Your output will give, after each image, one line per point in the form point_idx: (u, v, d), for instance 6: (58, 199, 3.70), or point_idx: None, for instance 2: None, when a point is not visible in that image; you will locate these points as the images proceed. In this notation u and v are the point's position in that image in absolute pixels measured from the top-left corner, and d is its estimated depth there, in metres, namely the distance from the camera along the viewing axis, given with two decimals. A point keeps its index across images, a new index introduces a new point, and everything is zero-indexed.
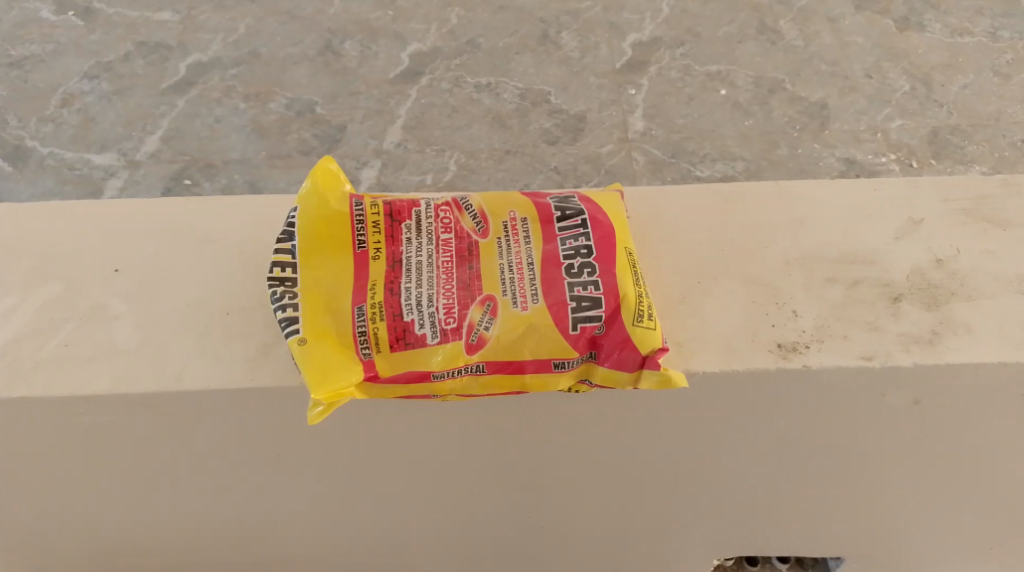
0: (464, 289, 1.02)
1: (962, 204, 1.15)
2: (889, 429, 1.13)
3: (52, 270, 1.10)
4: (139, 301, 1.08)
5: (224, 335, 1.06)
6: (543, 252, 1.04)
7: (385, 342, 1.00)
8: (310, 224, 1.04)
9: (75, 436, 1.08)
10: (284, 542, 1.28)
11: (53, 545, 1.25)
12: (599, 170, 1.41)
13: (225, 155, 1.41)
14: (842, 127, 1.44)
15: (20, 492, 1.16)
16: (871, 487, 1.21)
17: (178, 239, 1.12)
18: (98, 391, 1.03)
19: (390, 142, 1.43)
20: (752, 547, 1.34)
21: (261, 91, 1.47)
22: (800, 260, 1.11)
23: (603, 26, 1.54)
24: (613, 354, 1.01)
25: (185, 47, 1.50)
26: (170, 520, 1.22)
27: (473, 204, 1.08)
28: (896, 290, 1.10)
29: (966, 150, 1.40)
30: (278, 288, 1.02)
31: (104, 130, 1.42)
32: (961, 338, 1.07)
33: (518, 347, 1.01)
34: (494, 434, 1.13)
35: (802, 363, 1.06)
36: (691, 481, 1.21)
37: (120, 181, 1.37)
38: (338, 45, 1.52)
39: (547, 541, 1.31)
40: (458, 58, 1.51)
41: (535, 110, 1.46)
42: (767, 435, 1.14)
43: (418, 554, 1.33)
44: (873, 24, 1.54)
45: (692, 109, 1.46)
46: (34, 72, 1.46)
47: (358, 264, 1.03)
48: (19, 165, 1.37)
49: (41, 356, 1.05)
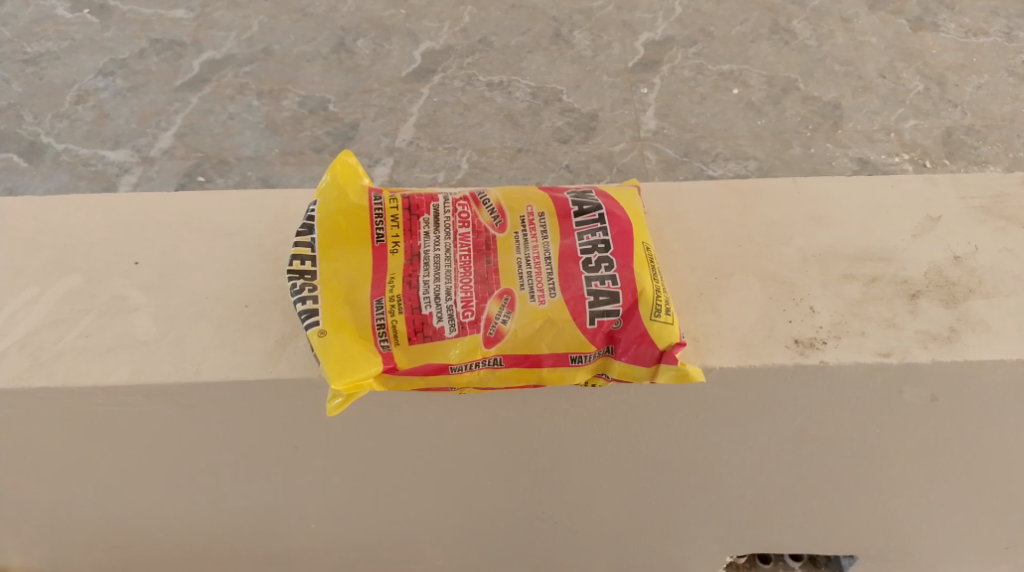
0: (482, 283, 1.02)
1: (980, 201, 1.14)
2: (903, 427, 1.13)
3: (73, 261, 1.10)
4: (158, 293, 1.08)
5: (242, 327, 1.06)
6: (561, 247, 1.04)
7: (404, 335, 1.00)
8: (330, 218, 1.04)
9: (91, 427, 1.08)
10: (297, 535, 1.28)
11: (66, 535, 1.26)
12: (611, 169, 1.40)
13: (238, 152, 1.41)
14: (856, 127, 1.43)
15: (33, 483, 1.16)
16: (886, 484, 1.21)
17: (197, 232, 1.12)
18: (116, 381, 1.04)
19: (402, 140, 1.43)
20: (763, 544, 1.34)
21: (274, 88, 1.47)
22: (817, 257, 1.11)
23: (616, 26, 1.54)
24: (631, 349, 1.01)
25: (199, 44, 1.51)
26: (181, 511, 1.22)
27: (490, 199, 1.07)
28: (914, 287, 1.09)
29: (980, 151, 1.40)
30: (298, 281, 1.02)
31: (119, 126, 1.42)
32: (978, 336, 1.07)
33: (536, 341, 1.01)
34: (507, 428, 1.13)
35: (819, 360, 1.05)
36: (702, 477, 1.21)
37: (134, 178, 1.38)
38: (351, 43, 1.52)
39: (557, 537, 1.31)
40: (471, 56, 1.51)
41: (547, 108, 1.46)
42: (780, 433, 1.14)
43: (429, 548, 1.33)
44: (887, 23, 1.54)
45: (705, 108, 1.46)
46: (50, 69, 1.47)
47: (377, 257, 1.03)
48: (32, 160, 1.38)
49: (60, 347, 1.05)
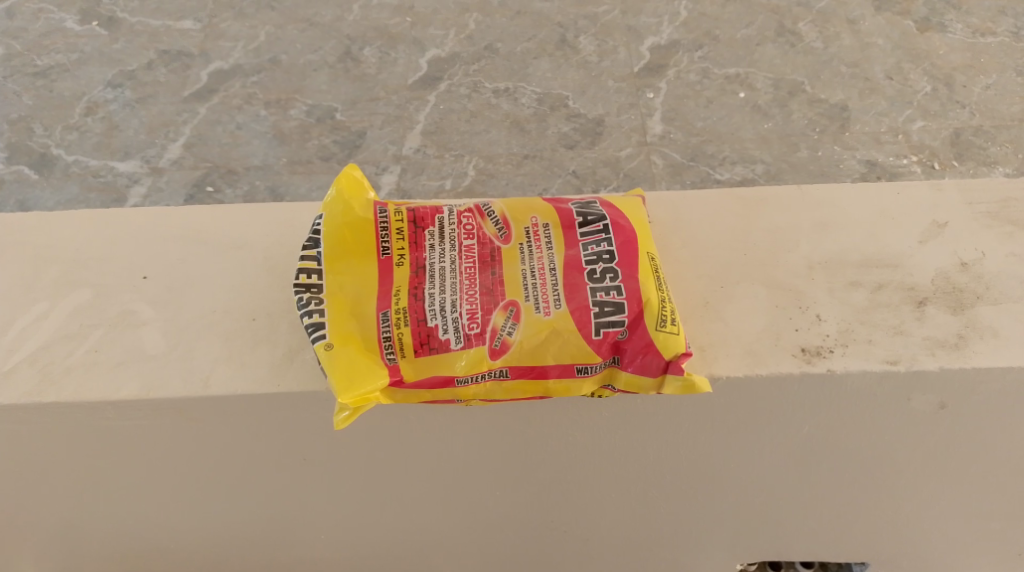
0: (487, 294, 1.02)
1: (987, 206, 1.14)
2: (912, 435, 1.13)
3: (81, 277, 1.11)
4: (166, 307, 1.09)
5: (249, 340, 1.07)
6: (566, 258, 1.04)
7: (410, 347, 1.01)
8: (335, 231, 1.05)
9: (103, 441, 1.09)
10: (310, 545, 1.29)
11: (80, 546, 1.27)
12: (618, 173, 1.41)
13: (246, 161, 1.42)
14: (863, 129, 1.43)
15: (46, 495, 1.17)
16: (896, 490, 1.21)
17: (205, 246, 1.13)
18: (126, 395, 1.05)
19: (409, 148, 1.44)
20: (774, 550, 1.33)
21: (281, 98, 1.48)
22: (823, 264, 1.11)
23: (621, 30, 1.54)
24: (637, 359, 1.01)
25: (206, 55, 1.52)
26: (193, 522, 1.23)
27: (495, 210, 1.07)
28: (921, 293, 1.09)
29: (989, 152, 1.40)
30: (304, 294, 1.03)
31: (128, 138, 1.43)
32: (986, 342, 1.06)
33: (541, 352, 1.01)
34: (514, 438, 1.13)
35: (826, 368, 1.05)
36: (710, 484, 1.21)
37: (144, 189, 1.39)
38: (357, 51, 1.53)
39: (566, 544, 1.31)
40: (476, 63, 1.51)
41: (553, 114, 1.47)
42: (787, 439, 1.14)
43: (439, 556, 1.33)
44: (894, 24, 1.53)
45: (711, 112, 1.46)
46: (60, 81, 1.48)
47: (383, 270, 1.04)
48: (43, 172, 1.39)
49: (70, 361, 1.06)
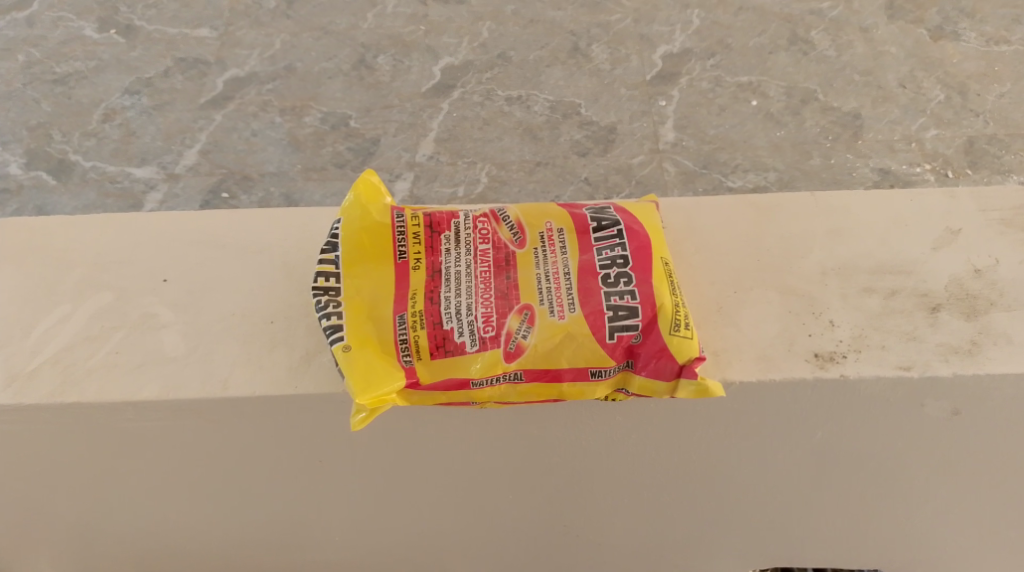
0: (502, 298, 1.03)
1: (1001, 214, 1.14)
2: (926, 441, 1.13)
3: (104, 279, 1.12)
4: (187, 309, 1.10)
5: (268, 343, 1.08)
6: (580, 262, 1.04)
7: (426, 350, 1.01)
8: (353, 235, 1.05)
9: (121, 441, 1.10)
10: (322, 548, 1.30)
11: (96, 548, 1.28)
12: (630, 181, 1.42)
13: (261, 168, 1.43)
14: (876, 137, 1.43)
15: (62, 496, 1.18)
16: (910, 496, 1.20)
17: (224, 249, 1.14)
18: (146, 397, 1.05)
19: (422, 155, 1.45)
20: (785, 557, 1.33)
21: (296, 105, 1.49)
22: (837, 270, 1.11)
23: (634, 39, 1.54)
24: (650, 363, 1.01)
25: (223, 63, 1.53)
26: (206, 525, 1.24)
27: (510, 215, 1.07)
28: (934, 299, 1.09)
29: (1003, 160, 1.40)
30: (323, 297, 1.03)
31: (145, 144, 1.44)
32: (1000, 349, 1.06)
33: (555, 355, 1.02)
34: (527, 442, 1.14)
35: (839, 373, 1.05)
36: (722, 489, 1.20)
37: (160, 195, 1.40)
38: (371, 59, 1.54)
39: (578, 550, 1.31)
40: (490, 71, 1.52)
41: (566, 122, 1.47)
42: (801, 445, 1.14)
43: (451, 560, 1.34)
44: (907, 32, 1.53)
45: (724, 119, 1.46)
46: (78, 89, 1.49)
47: (399, 274, 1.04)
48: (62, 178, 1.40)
49: (91, 362, 1.07)
